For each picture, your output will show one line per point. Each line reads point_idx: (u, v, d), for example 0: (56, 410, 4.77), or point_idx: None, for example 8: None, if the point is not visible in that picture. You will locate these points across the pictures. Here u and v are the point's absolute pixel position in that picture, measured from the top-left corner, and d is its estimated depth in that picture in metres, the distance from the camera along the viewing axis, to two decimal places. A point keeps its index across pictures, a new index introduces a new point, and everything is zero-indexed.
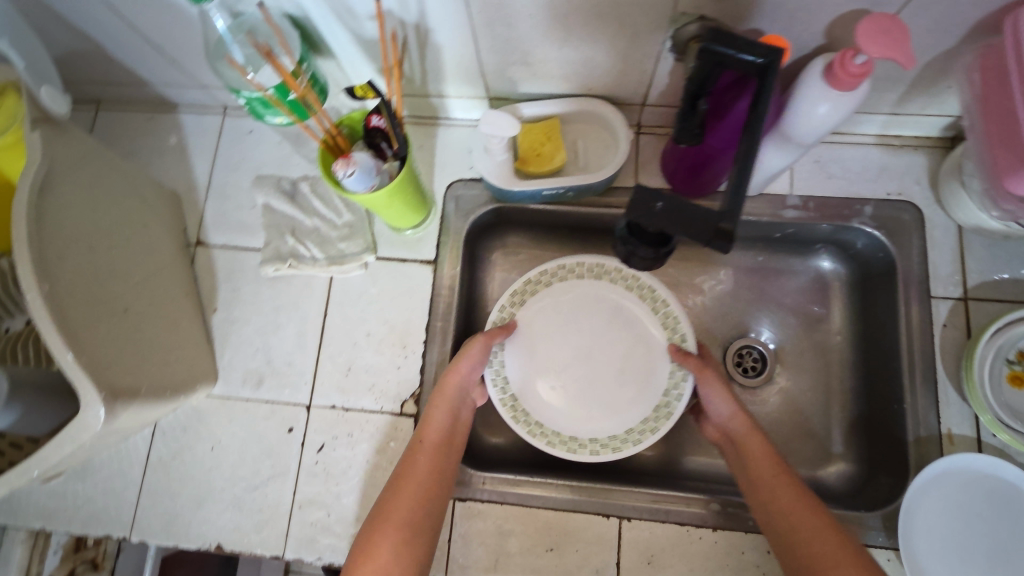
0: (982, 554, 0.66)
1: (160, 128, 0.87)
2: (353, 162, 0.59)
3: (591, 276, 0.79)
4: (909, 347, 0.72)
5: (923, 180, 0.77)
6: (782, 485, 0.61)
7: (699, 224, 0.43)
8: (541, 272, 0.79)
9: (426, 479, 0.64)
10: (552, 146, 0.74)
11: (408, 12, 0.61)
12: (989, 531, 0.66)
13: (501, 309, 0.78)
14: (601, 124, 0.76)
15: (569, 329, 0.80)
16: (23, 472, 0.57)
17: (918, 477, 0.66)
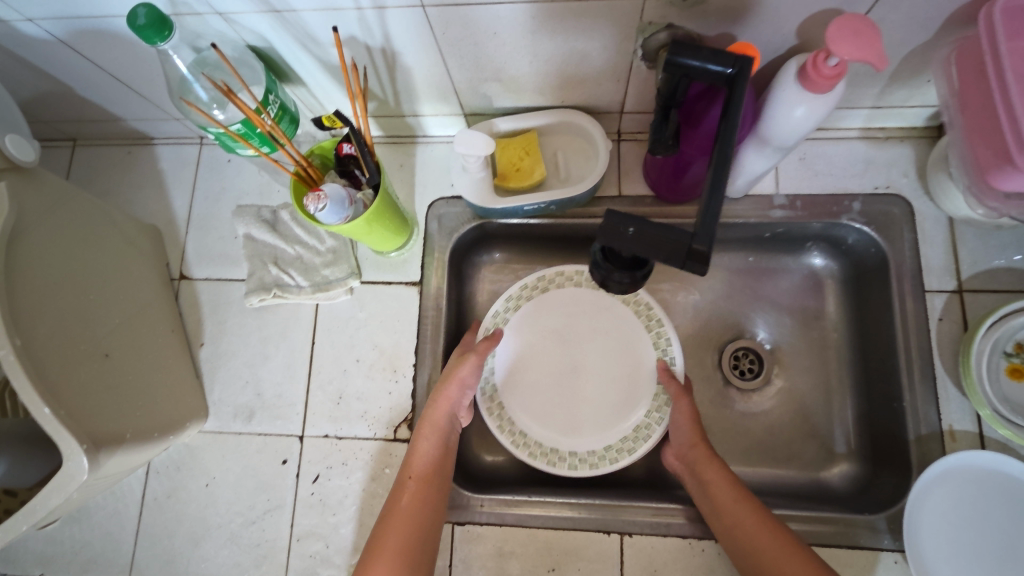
0: (990, 552, 0.65)
1: (138, 163, 0.87)
2: (324, 197, 0.57)
3: (591, 288, 0.80)
4: (906, 343, 0.71)
5: (911, 172, 0.75)
6: (744, 509, 0.61)
7: (669, 247, 0.41)
8: (540, 279, 0.80)
9: (416, 509, 0.63)
10: (530, 159, 0.73)
11: (372, 37, 0.60)
12: (996, 528, 0.65)
13: (496, 314, 0.79)
14: (581, 135, 0.75)
15: (564, 338, 0.80)
16: (9, 529, 0.56)
17: (921, 477, 0.65)
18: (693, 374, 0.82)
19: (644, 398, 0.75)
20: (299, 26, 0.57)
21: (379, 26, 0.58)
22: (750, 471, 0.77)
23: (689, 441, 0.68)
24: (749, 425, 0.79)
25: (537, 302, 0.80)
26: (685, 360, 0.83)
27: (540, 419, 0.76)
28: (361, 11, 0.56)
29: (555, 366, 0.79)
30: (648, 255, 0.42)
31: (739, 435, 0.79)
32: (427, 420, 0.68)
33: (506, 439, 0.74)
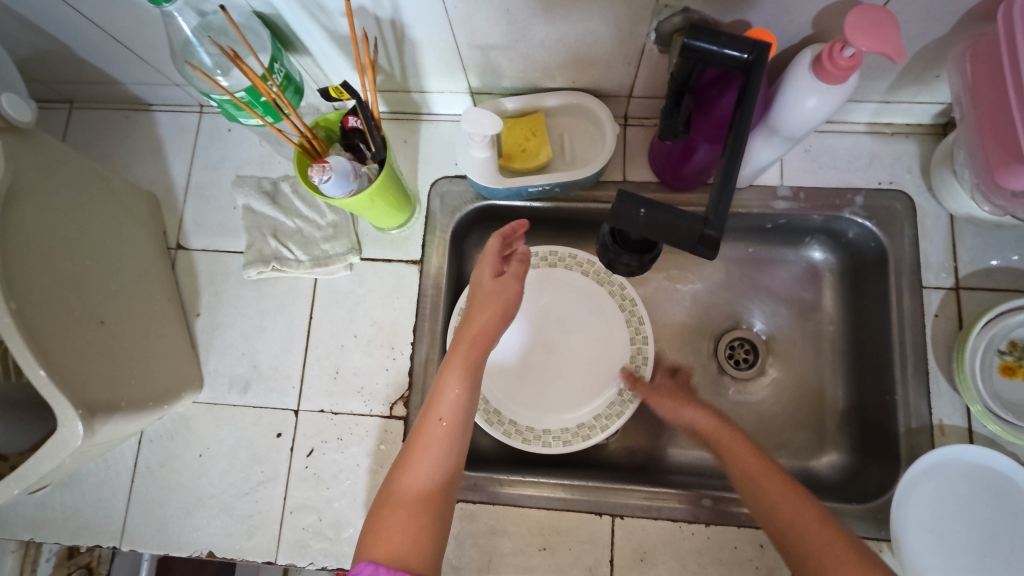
0: (972, 544, 0.66)
1: (136, 128, 0.85)
2: (329, 168, 0.56)
3: (593, 280, 0.78)
4: (901, 338, 0.72)
5: (915, 168, 0.76)
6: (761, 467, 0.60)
7: (681, 233, 0.42)
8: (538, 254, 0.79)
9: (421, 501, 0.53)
10: (535, 142, 0.72)
11: (382, 8, 0.59)
12: (979, 521, 0.66)
13: None
14: (588, 119, 0.74)
15: (545, 322, 0.78)
16: (3, 490, 0.56)
17: (910, 470, 0.66)
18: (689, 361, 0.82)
19: (598, 400, 0.74)
20: None
21: None
22: None
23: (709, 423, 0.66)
24: (743, 414, 0.80)
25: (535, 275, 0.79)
26: (682, 348, 0.83)
27: (498, 390, 0.75)
28: None
29: (530, 341, 0.78)
30: (661, 237, 0.42)
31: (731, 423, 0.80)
32: (433, 398, 0.58)
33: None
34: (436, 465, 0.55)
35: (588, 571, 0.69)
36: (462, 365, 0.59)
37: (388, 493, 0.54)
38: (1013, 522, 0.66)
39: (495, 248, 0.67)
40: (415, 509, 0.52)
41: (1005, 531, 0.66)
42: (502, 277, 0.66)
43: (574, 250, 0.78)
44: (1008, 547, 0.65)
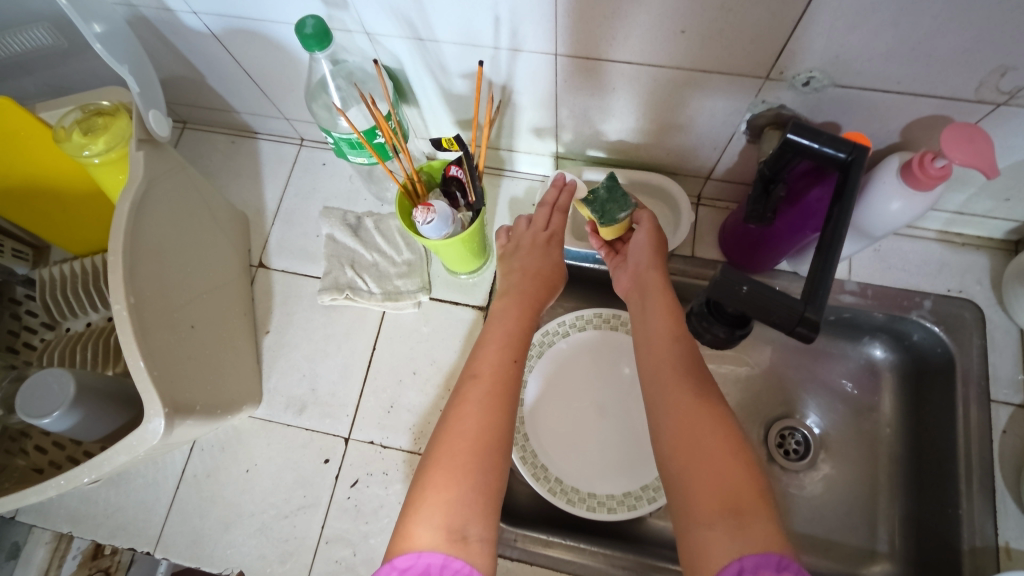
0: None
1: (239, 153, 0.92)
2: (433, 210, 0.60)
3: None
4: (967, 449, 0.70)
5: (985, 280, 0.76)
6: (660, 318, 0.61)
7: (781, 312, 0.43)
8: (597, 316, 0.80)
9: (485, 441, 0.52)
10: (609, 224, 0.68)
11: (497, 74, 0.65)
12: None
13: (561, 324, 0.80)
14: (665, 201, 0.78)
15: (594, 382, 0.79)
16: (40, 490, 0.59)
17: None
18: None
19: (647, 470, 0.73)
20: (434, 53, 0.62)
21: (508, 64, 0.63)
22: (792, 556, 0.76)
23: (648, 262, 0.66)
24: (791, 507, 0.78)
25: (585, 334, 0.80)
26: None
27: (547, 445, 0.75)
28: (497, 50, 0.60)
29: (581, 401, 0.78)
30: (762, 314, 0.44)
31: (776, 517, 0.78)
32: (486, 341, 0.61)
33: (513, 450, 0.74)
34: (504, 407, 0.55)
35: None
36: (521, 313, 0.64)
37: (444, 436, 0.53)
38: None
39: (558, 225, 0.72)
40: (478, 453, 0.52)
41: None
42: (555, 261, 0.70)
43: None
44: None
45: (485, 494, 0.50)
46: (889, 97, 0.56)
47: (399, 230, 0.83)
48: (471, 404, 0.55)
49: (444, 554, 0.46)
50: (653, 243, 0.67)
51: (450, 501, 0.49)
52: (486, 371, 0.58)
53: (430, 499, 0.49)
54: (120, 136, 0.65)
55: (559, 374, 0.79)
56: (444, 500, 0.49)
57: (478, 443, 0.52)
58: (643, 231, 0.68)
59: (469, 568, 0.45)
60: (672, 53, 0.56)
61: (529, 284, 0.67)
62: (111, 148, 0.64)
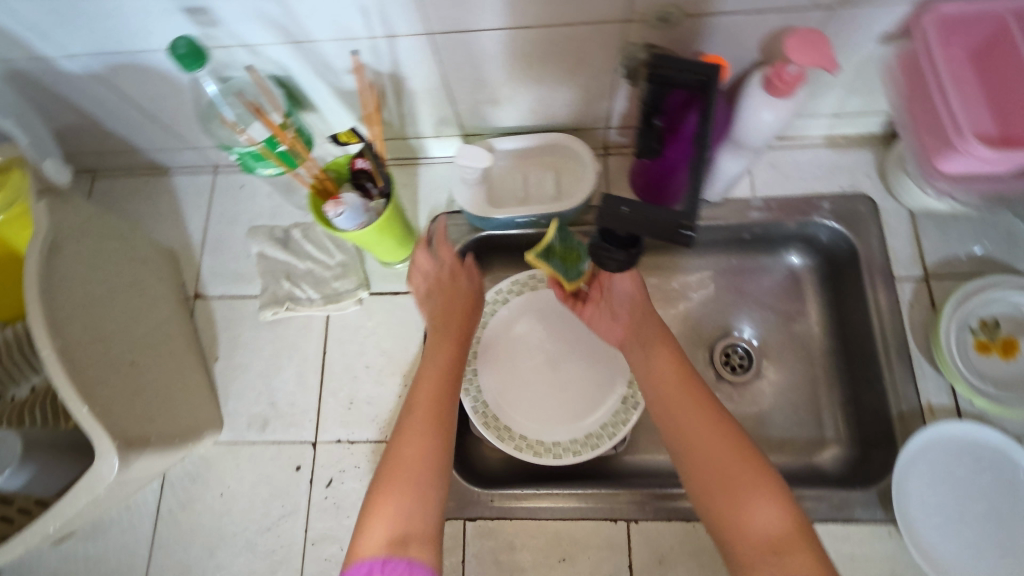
0: (976, 519, 0.67)
1: (154, 191, 0.92)
2: (342, 203, 0.62)
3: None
4: (882, 327, 0.76)
5: (873, 173, 0.82)
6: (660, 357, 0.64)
7: (660, 224, 0.47)
8: (531, 277, 0.84)
9: (424, 456, 0.58)
10: (576, 275, 0.75)
11: (382, 64, 0.67)
12: (979, 496, 0.68)
13: (499, 293, 0.83)
14: (572, 161, 0.81)
15: (543, 342, 0.82)
16: (6, 550, 0.58)
17: (897, 460, 0.68)
18: None
19: (602, 409, 0.77)
20: (316, 55, 0.64)
21: (388, 52, 0.65)
22: None
23: (646, 307, 0.68)
24: (744, 416, 0.84)
25: (524, 298, 0.84)
26: None
27: (507, 406, 0.78)
28: (373, 39, 0.63)
29: (532, 359, 0.82)
30: (646, 229, 0.48)
31: None
32: (427, 371, 0.66)
33: (475, 419, 0.76)
34: (440, 425, 0.61)
35: None
36: (452, 343, 0.69)
37: (391, 457, 0.59)
38: (1012, 486, 0.67)
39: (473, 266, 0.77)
40: (419, 465, 0.57)
41: (1010, 496, 0.67)
42: (475, 290, 0.75)
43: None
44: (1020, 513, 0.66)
45: (425, 506, 0.55)
46: (737, 17, 0.60)
47: (326, 234, 0.85)
48: (414, 429, 0.60)
49: (385, 557, 0.50)
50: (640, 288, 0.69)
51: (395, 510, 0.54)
52: (424, 397, 0.63)
53: (375, 518, 0.53)
54: (17, 190, 0.65)
55: (508, 339, 0.82)
56: (387, 516, 0.53)
57: (418, 459, 0.58)
58: (626, 278, 0.68)
59: (409, 562, 0.50)
60: (534, 13, 0.59)
61: (453, 312, 0.72)
62: (11, 204, 0.65)
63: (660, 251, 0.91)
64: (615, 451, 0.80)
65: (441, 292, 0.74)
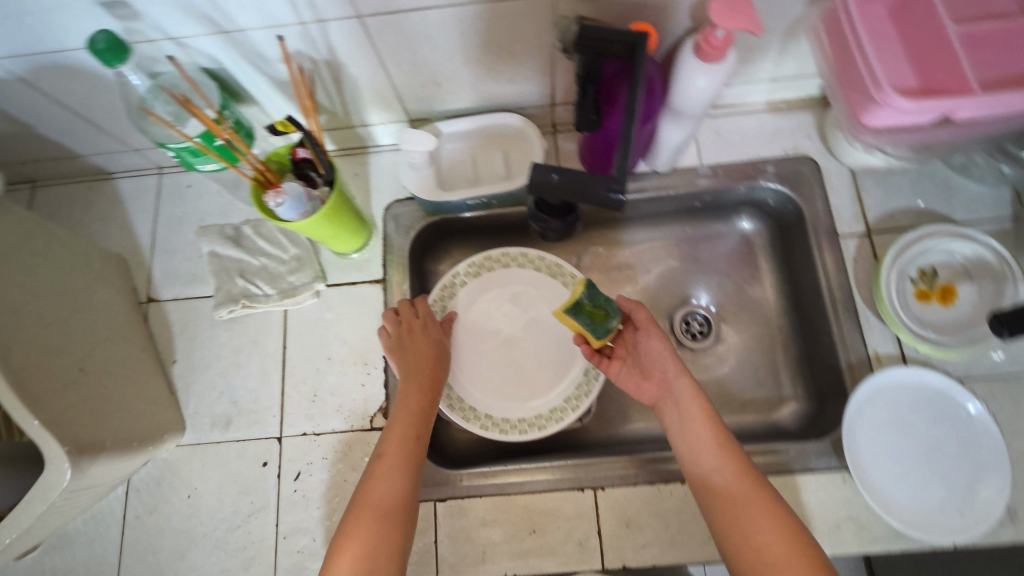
0: (923, 459, 0.70)
1: (98, 197, 0.89)
2: (282, 193, 0.61)
3: (547, 274, 0.83)
4: (829, 284, 0.78)
5: (813, 135, 0.84)
6: (688, 411, 0.64)
7: (590, 187, 0.47)
8: (487, 259, 0.83)
9: (390, 507, 0.58)
10: (604, 333, 0.70)
11: (317, 51, 0.66)
12: (925, 437, 0.71)
13: (457, 275, 0.83)
14: (522, 143, 0.81)
15: (503, 323, 0.83)
16: None
17: (847, 408, 0.71)
18: None
19: (566, 384, 0.79)
20: (247, 45, 0.63)
21: (320, 38, 0.64)
22: None
23: (674, 369, 0.67)
24: (705, 380, 0.86)
25: (481, 280, 0.83)
26: None
27: (471, 388, 0.79)
28: (303, 25, 0.62)
29: (493, 340, 0.82)
30: (579, 195, 0.48)
31: None
32: (398, 417, 0.65)
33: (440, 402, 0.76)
34: (409, 480, 0.60)
35: (579, 546, 0.71)
36: (424, 391, 0.68)
37: (358, 501, 0.59)
38: (956, 427, 0.71)
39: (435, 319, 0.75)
40: (385, 514, 0.58)
41: (955, 437, 0.70)
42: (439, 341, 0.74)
43: (524, 248, 0.83)
44: (964, 452, 0.70)
45: (387, 550, 0.56)
46: None
47: (278, 228, 0.84)
48: (384, 475, 0.60)
49: None
50: (666, 347, 0.68)
51: (357, 558, 0.55)
52: (394, 444, 0.63)
53: (339, 559, 0.54)
54: None
55: (468, 322, 0.82)
56: (351, 557, 0.55)
57: (384, 510, 0.58)
58: (652, 334, 0.69)
59: None
60: None
61: (424, 360, 0.70)
62: None
63: (616, 225, 0.92)
64: (581, 423, 0.81)
65: (409, 340, 0.72)
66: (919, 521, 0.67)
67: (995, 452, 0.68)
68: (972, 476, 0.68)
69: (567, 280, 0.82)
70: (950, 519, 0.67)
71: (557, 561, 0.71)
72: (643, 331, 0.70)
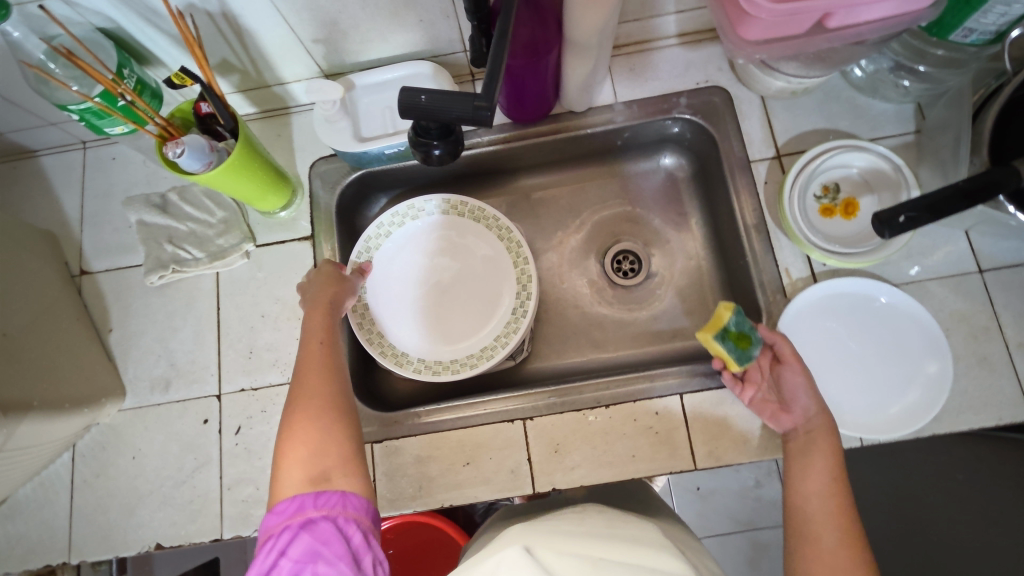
0: (850, 370, 0.74)
1: (22, 175, 0.89)
2: (182, 142, 0.64)
3: (469, 219, 0.84)
4: (741, 208, 0.81)
5: (724, 65, 0.86)
6: (818, 450, 0.66)
7: (457, 103, 0.50)
8: (410, 208, 0.84)
9: (324, 403, 0.58)
10: (746, 360, 0.72)
11: (209, 3, 0.66)
12: (848, 351, 0.75)
13: (379, 228, 0.83)
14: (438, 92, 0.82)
15: (435, 270, 0.85)
16: None
17: (783, 322, 0.75)
18: (580, 280, 0.92)
19: (495, 323, 0.81)
20: None
21: None
22: (642, 353, 0.87)
23: (815, 406, 0.68)
24: (635, 314, 0.89)
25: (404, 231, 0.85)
26: (572, 269, 0.92)
27: (405, 337, 0.81)
28: None
29: (425, 290, 0.84)
30: (446, 116, 0.51)
31: (624, 328, 0.88)
32: (306, 334, 0.65)
33: (372, 350, 0.78)
34: (333, 375, 0.61)
35: (511, 473, 0.74)
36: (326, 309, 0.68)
37: (291, 412, 0.58)
38: (876, 334, 0.75)
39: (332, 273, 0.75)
40: (321, 411, 0.58)
41: (893, 343, 0.74)
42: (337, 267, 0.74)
43: (459, 198, 0.84)
44: (899, 357, 0.73)
45: (337, 444, 0.56)
46: None
47: (203, 192, 0.85)
48: (312, 380, 0.60)
49: (311, 492, 0.52)
50: (808, 384, 0.69)
51: (308, 455, 0.55)
52: (310, 355, 0.63)
53: (290, 462, 0.54)
54: None
55: (398, 276, 0.84)
56: (301, 460, 0.54)
57: (320, 410, 0.58)
58: (797, 369, 0.69)
59: (342, 492, 0.53)
60: None
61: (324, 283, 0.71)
62: None
63: (543, 170, 0.94)
64: (515, 362, 0.85)
65: (317, 273, 0.73)
66: (848, 419, 0.72)
67: (927, 355, 0.72)
68: (906, 380, 0.72)
69: (490, 224, 0.83)
70: (875, 416, 0.72)
71: (491, 489, 0.74)
72: (786, 365, 0.71)
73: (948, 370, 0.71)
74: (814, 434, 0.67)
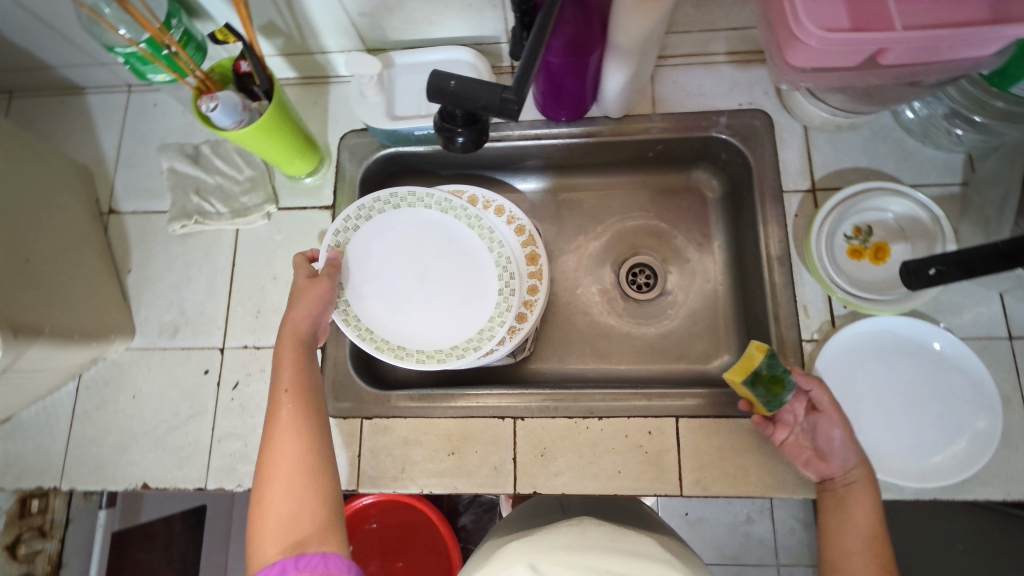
0: (881, 420, 0.71)
1: (69, 109, 0.91)
2: (216, 98, 0.64)
3: (438, 210, 0.82)
4: (767, 238, 0.78)
5: (771, 90, 0.83)
6: (857, 509, 0.64)
7: (486, 91, 0.49)
8: (392, 194, 0.81)
9: (295, 467, 0.55)
10: (777, 405, 0.68)
11: None
12: (877, 403, 0.72)
13: (345, 221, 0.79)
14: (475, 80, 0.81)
15: (415, 268, 0.82)
16: None
17: (818, 364, 0.73)
18: (592, 288, 0.90)
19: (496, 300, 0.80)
20: None
21: None
22: (645, 370, 0.85)
23: (854, 460, 0.66)
24: (643, 330, 0.88)
25: (372, 225, 0.80)
26: (586, 275, 0.91)
27: (409, 332, 0.79)
28: None
29: (411, 289, 0.81)
30: (473, 104, 0.50)
31: (630, 342, 0.87)
32: (275, 383, 0.61)
33: (365, 343, 0.76)
34: (302, 432, 0.58)
35: (494, 470, 0.74)
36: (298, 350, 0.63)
37: (263, 474, 0.56)
38: (909, 382, 0.72)
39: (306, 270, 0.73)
40: (293, 475, 0.55)
41: (935, 392, 0.71)
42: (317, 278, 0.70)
43: (450, 194, 0.82)
44: (940, 408, 0.70)
45: (310, 510, 0.54)
46: None
47: (235, 149, 0.86)
48: (282, 443, 0.57)
49: (290, 558, 0.51)
50: (848, 437, 0.67)
51: (280, 524, 0.53)
52: (279, 412, 0.59)
53: (264, 532, 0.53)
54: None
55: (378, 282, 0.80)
56: (274, 530, 0.53)
57: (290, 474, 0.55)
58: (835, 420, 0.67)
59: (322, 554, 0.52)
60: None
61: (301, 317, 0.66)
62: None
63: (571, 172, 0.93)
64: (514, 359, 0.83)
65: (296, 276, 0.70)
66: (886, 468, 0.69)
67: (973, 409, 0.69)
68: (947, 433, 0.69)
69: (461, 213, 0.82)
70: (908, 464, 0.69)
71: (472, 482, 0.74)
72: (823, 414, 0.68)
73: (997, 429, 0.67)
74: (853, 488, 0.65)
